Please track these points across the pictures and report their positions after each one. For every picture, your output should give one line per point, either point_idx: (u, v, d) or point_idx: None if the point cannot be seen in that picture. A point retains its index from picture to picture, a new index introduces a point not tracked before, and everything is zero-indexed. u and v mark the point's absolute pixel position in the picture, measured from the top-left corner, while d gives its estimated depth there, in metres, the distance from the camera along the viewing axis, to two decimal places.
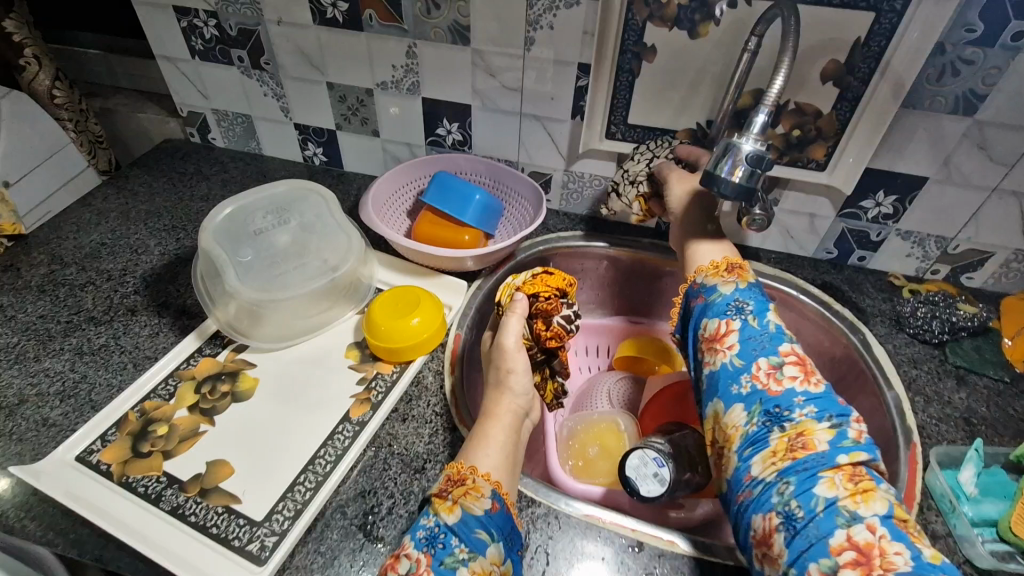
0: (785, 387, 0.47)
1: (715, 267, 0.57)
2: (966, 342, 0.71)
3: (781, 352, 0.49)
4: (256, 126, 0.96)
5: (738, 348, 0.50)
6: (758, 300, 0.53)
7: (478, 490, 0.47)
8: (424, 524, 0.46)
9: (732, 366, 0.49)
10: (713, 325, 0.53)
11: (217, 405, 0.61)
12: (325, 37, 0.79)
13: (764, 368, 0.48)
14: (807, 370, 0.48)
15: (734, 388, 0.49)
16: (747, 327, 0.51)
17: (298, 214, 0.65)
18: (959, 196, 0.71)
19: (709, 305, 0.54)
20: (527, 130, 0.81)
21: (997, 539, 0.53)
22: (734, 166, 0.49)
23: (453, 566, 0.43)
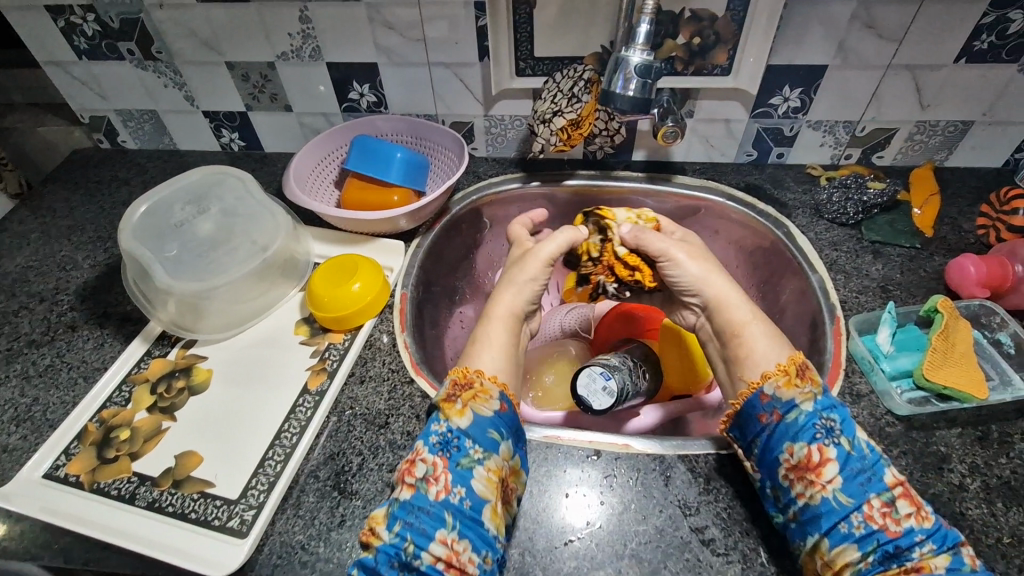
0: (902, 526, 0.44)
1: (785, 372, 0.51)
2: (879, 217, 0.75)
3: (886, 484, 0.46)
4: (165, 120, 0.92)
5: (842, 484, 0.46)
6: (843, 413, 0.49)
7: (486, 393, 0.52)
8: (436, 429, 0.50)
9: (838, 503, 0.46)
10: (803, 451, 0.48)
11: (176, 401, 0.62)
12: (212, 14, 0.76)
13: (876, 504, 0.45)
14: (915, 500, 0.45)
15: (843, 528, 0.45)
16: (844, 456, 0.47)
17: (216, 201, 0.64)
18: (858, 79, 0.74)
19: (790, 428, 0.49)
20: (439, 80, 0.80)
21: (914, 387, 0.58)
22: (626, 80, 0.52)
23: (468, 466, 0.48)
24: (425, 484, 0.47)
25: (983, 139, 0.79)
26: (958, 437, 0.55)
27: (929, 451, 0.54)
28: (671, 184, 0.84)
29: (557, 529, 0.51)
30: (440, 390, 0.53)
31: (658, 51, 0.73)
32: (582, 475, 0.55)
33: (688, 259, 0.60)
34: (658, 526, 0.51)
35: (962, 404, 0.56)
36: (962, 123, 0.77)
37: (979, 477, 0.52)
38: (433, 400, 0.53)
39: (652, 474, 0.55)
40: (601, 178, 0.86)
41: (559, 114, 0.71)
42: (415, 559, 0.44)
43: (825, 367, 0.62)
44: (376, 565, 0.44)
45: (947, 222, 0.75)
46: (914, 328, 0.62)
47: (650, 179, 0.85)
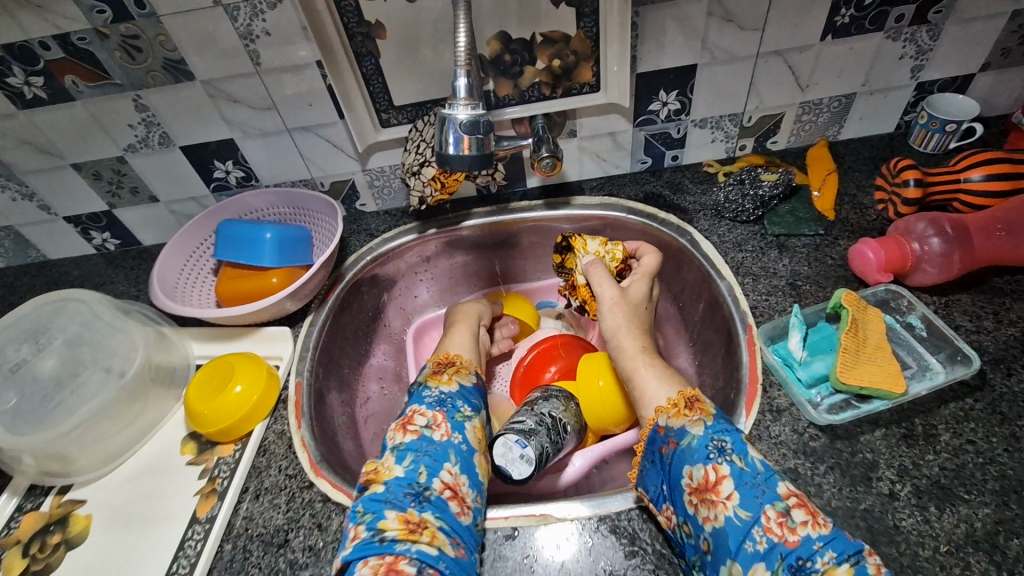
0: (800, 535, 0.42)
1: (676, 405, 0.52)
2: (781, 208, 0.73)
3: (780, 495, 0.45)
4: (25, 233, 0.85)
5: (740, 499, 0.45)
6: (735, 434, 0.49)
7: (466, 369, 0.62)
8: (428, 393, 0.57)
9: (739, 521, 0.44)
10: (700, 472, 0.47)
11: (50, 561, 0.55)
12: (39, 119, 0.70)
13: (772, 515, 0.43)
14: (812, 509, 0.44)
15: (748, 547, 0.43)
16: (737, 472, 0.46)
17: (58, 331, 0.59)
18: (731, 72, 0.71)
19: (685, 453, 0.49)
20: (303, 144, 0.75)
21: (833, 392, 0.55)
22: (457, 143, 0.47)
23: (463, 420, 0.55)
24: (429, 430, 0.53)
25: (869, 109, 0.77)
26: (883, 440, 0.52)
27: (855, 461, 0.51)
28: (570, 207, 0.81)
29: None
30: (425, 368, 0.61)
31: (521, 79, 0.69)
32: (501, 560, 0.50)
33: (611, 309, 0.63)
34: None
35: (883, 402, 0.53)
36: (845, 96, 0.75)
37: (909, 481, 0.49)
38: (419, 378, 0.60)
39: (573, 544, 0.50)
40: (497, 213, 0.81)
41: (427, 164, 0.66)
42: (427, 487, 0.48)
43: (742, 383, 0.59)
44: (388, 494, 0.47)
45: (847, 200, 0.74)
46: (826, 326, 0.59)
47: (549, 205, 0.81)
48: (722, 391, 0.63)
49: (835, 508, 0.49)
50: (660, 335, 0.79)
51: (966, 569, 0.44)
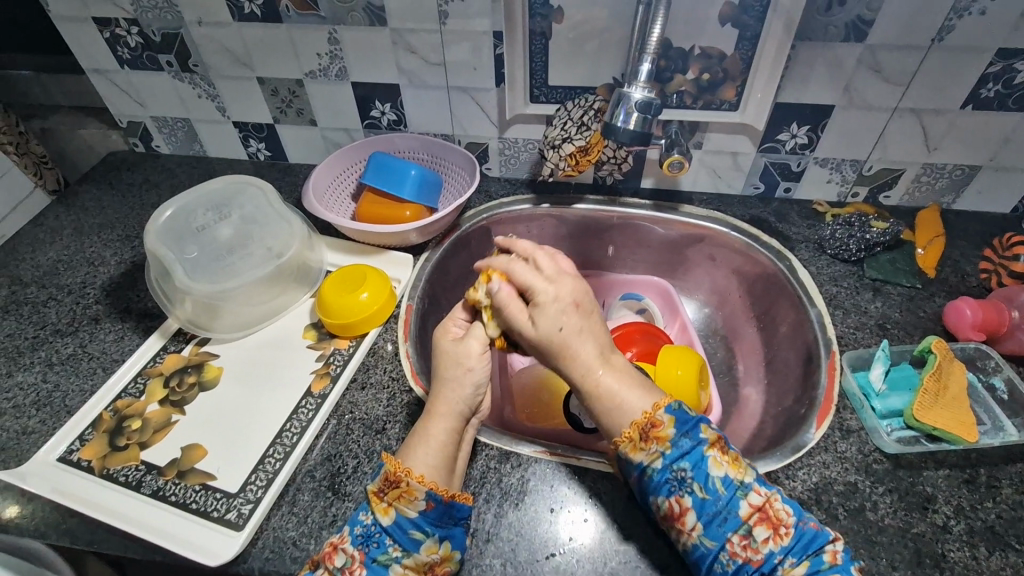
0: (763, 553, 0.46)
1: (631, 438, 0.50)
2: (882, 256, 0.76)
3: (742, 517, 0.47)
4: (196, 129, 0.97)
5: (704, 530, 0.47)
6: (694, 456, 0.49)
7: (412, 494, 0.50)
8: (362, 519, 0.51)
9: (705, 548, 0.47)
10: (665, 503, 0.49)
11: (186, 395, 0.64)
12: (246, 33, 0.81)
13: (736, 540, 0.47)
14: (775, 522, 0.47)
15: (716, 569, 0.47)
16: (699, 502, 0.48)
17: (237, 208, 0.69)
18: (865, 120, 0.75)
19: (649, 484, 0.50)
20: (456, 102, 0.83)
21: (904, 426, 0.59)
22: (628, 114, 0.61)
23: (386, 563, 0.49)
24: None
25: (990, 185, 0.79)
26: (945, 479, 0.55)
27: (914, 490, 0.55)
28: (677, 213, 0.86)
29: (539, 543, 0.53)
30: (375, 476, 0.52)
31: (668, 85, 0.75)
32: (569, 491, 0.56)
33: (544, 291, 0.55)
34: (639, 548, 0.52)
35: (952, 446, 0.57)
36: (970, 167, 0.78)
37: (963, 519, 0.52)
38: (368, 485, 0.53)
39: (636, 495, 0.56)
40: (608, 203, 0.88)
41: (569, 141, 0.73)
42: None
43: (817, 401, 0.63)
44: None
45: (949, 264, 0.76)
46: (908, 367, 0.63)
47: (657, 206, 0.87)
48: (791, 408, 0.67)
49: (887, 524, 0.52)
50: (740, 360, 0.84)
51: None
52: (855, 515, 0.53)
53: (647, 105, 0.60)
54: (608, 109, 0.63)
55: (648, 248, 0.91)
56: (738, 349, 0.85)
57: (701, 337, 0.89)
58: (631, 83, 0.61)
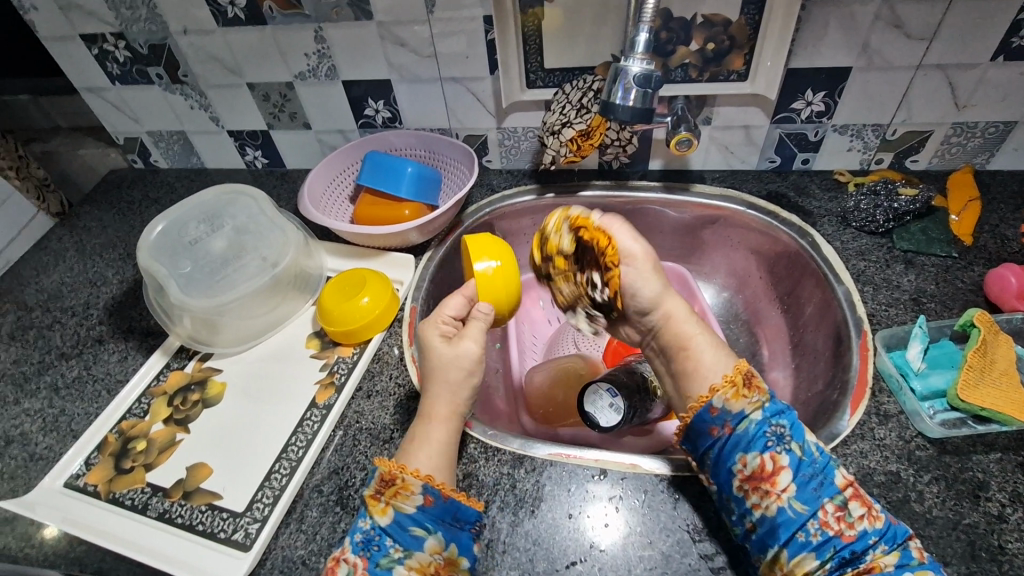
0: (857, 529, 0.46)
1: (734, 384, 0.52)
2: (912, 225, 0.71)
3: (839, 487, 0.48)
4: (192, 141, 0.96)
5: (796, 491, 0.48)
6: (789, 417, 0.51)
7: (408, 489, 0.49)
8: (361, 526, 0.49)
9: (793, 513, 0.48)
10: (756, 460, 0.50)
11: (190, 413, 0.63)
12: (232, 38, 0.79)
13: (831, 510, 0.47)
14: (867, 501, 0.47)
15: (800, 537, 0.47)
16: (795, 461, 0.49)
17: (230, 218, 0.68)
18: (886, 81, 0.70)
19: (740, 438, 0.50)
20: (450, 94, 0.80)
21: (948, 408, 0.54)
22: (627, 90, 0.57)
23: (388, 566, 0.48)
24: None
25: None
26: (997, 463, 0.51)
27: (963, 477, 0.50)
28: (689, 193, 0.81)
29: (559, 551, 0.50)
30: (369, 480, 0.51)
31: (671, 58, 0.71)
32: (587, 496, 0.53)
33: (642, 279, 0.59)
34: (664, 551, 0.49)
35: (1003, 426, 0.52)
36: (1004, 123, 0.72)
37: (1021, 506, 0.48)
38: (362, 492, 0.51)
39: (659, 496, 0.52)
40: (616, 188, 0.83)
41: (568, 126, 0.70)
42: None
43: (849, 386, 0.59)
44: None
45: (987, 229, 0.71)
46: (949, 344, 0.58)
47: (668, 188, 0.82)
48: (823, 394, 0.63)
49: (935, 516, 0.48)
50: (765, 345, 0.79)
51: None
52: (899, 507, 0.49)
53: (646, 78, 0.56)
54: (605, 86, 0.59)
55: (660, 232, 0.87)
56: (762, 334, 0.80)
57: (721, 323, 0.85)
58: (627, 56, 0.57)
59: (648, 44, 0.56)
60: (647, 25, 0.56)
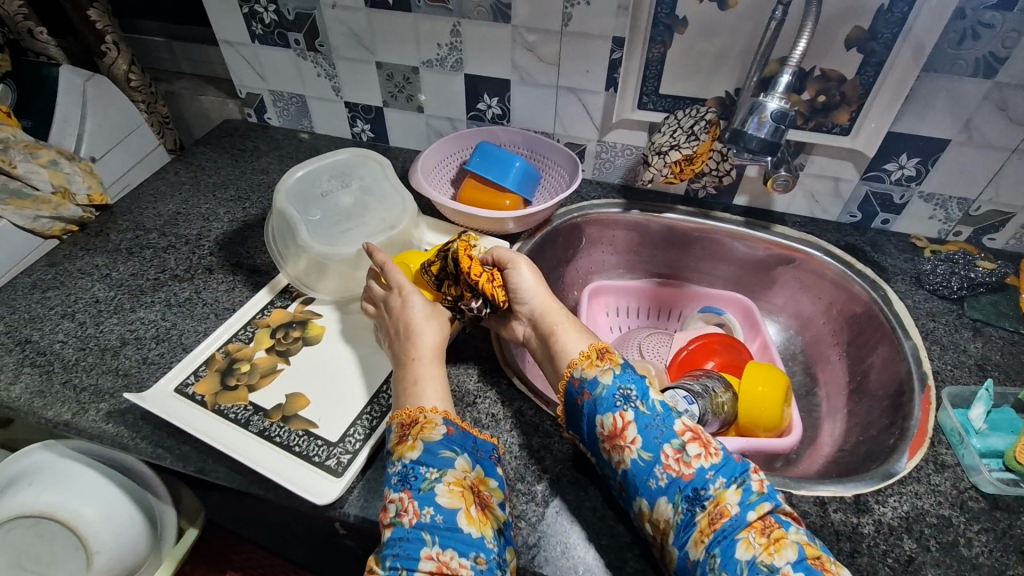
0: (694, 467, 0.47)
1: (589, 357, 0.55)
2: (984, 297, 0.75)
3: (677, 432, 0.49)
4: (308, 105, 1.03)
5: (642, 443, 0.49)
6: (640, 380, 0.53)
7: (431, 422, 0.53)
8: (393, 470, 0.51)
9: (643, 462, 0.49)
10: (609, 421, 0.51)
11: (291, 347, 0.69)
12: (376, 19, 0.86)
13: (670, 453, 0.48)
14: (705, 440, 0.48)
15: (652, 485, 0.48)
16: (640, 416, 0.50)
17: (357, 179, 0.73)
18: (982, 158, 0.74)
19: (597, 401, 0.52)
20: (563, 102, 0.86)
21: (1003, 468, 0.58)
22: (760, 123, 0.62)
23: (429, 487, 0.49)
24: (398, 518, 0.48)
25: None
26: None
27: (1011, 533, 0.53)
28: (769, 232, 0.86)
29: (623, 530, 0.54)
30: (391, 431, 0.54)
31: None
32: None
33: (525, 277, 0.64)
34: None
35: None
36: None
37: None
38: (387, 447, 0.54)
39: None
40: (699, 216, 0.88)
41: (676, 148, 0.75)
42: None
43: (909, 431, 0.62)
44: None
45: None
46: (1009, 410, 0.61)
47: (748, 224, 0.86)
48: (879, 438, 0.67)
49: (982, 563, 0.51)
50: (821, 387, 0.83)
51: None
52: (949, 549, 0.52)
53: (783, 114, 0.61)
54: (739, 116, 0.64)
55: (732, 264, 0.91)
56: (818, 375, 0.84)
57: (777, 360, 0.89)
58: (768, 92, 0.62)
59: (790, 85, 0.62)
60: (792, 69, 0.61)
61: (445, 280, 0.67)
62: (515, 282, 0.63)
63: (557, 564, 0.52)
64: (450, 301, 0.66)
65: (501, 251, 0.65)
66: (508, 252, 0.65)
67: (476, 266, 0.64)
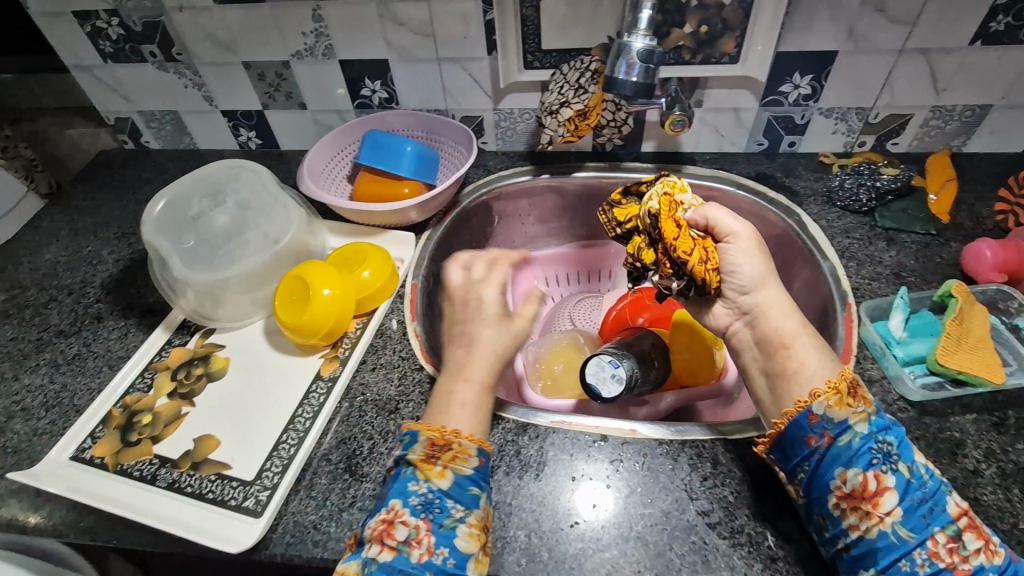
0: (972, 564, 0.42)
1: (838, 391, 0.46)
2: (893, 204, 0.75)
3: (952, 515, 0.43)
4: (185, 120, 0.95)
5: (902, 517, 0.43)
6: (898, 434, 0.46)
7: (466, 452, 0.51)
8: (414, 490, 0.48)
9: (899, 539, 0.43)
10: (857, 478, 0.44)
11: (194, 387, 0.64)
12: (229, 16, 0.78)
13: (942, 540, 0.42)
14: (982, 532, 0.43)
15: (904, 567, 0.42)
16: (904, 483, 0.44)
17: (232, 193, 0.68)
18: (871, 64, 0.73)
19: (842, 452, 0.45)
20: (448, 74, 0.81)
21: (927, 372, 0.57)
22: (629, 66, 0.58)
23: (452, 526, 0.47)
24: (406, 547, 0.45)
25: (1003, 124, 0.77)
26: (973, 423, 0.54)
27: (942, 436, 0.53)
28: (681, 175, 0.84)
29: (563, 511, 0.52)
30: (416, 446, 0.51)
31: (665, 41, 0.73)
32: (591, 461, 0.55)
33: (755, 253, 0.54)
34: (663, 510, 0.51)
35: (977, 388, 0.55)
36: (980, 107, 0.75)
37: (995, 462, 0.51)
38: (405, 457, 0.50)
39: (658, 458, 0.55)
40: (609, 170, 0.85)
41: (567, 105, 0.71)
42: None
43: (835, 352, 0.62)
44: None
45: (964, 208, 0.74)
46: (927, 313, 0.61)
47: (660, 170, 0.84)
48: None
49: None
50: None
51: None
52: None
53: (649, 53, 0.58)
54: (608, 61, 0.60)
55: None
56: None
57: None
58: (629, 32, 0.59)
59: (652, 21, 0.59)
60: (649, 2, 0.58)
61: (643, 245, 0.62)
62: (732, 261, 0.54)
63: (499, 560, 0.50)
64: (636, 264, 0.63)
65: (722, 218, 0.55)
66: (730, 222, 0.55)
67: (685, 240, 0.55)
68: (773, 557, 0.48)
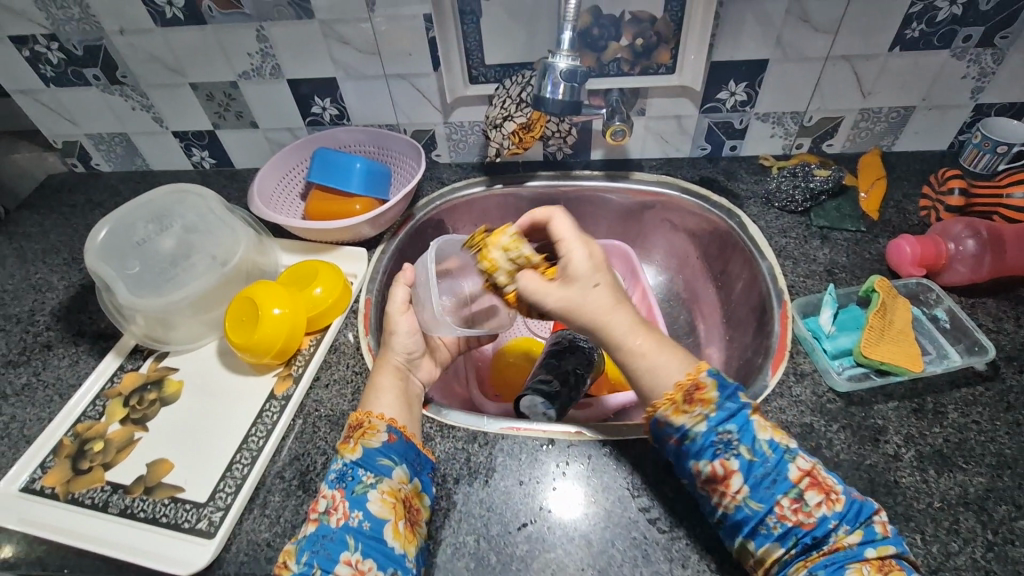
0: (815, 517, 0.46)
1: (674, 401, 0.50)
2: (827, 204, 0.78)
3: (794, 480, 0.47)
4: (135, 142, 0.95)
5: (751, 492, 0.47)
6: (740, 418, 0.49)
7: (373, 428, 0.54)
8: (335, 469, 0.52)
9: (752, 510, 0.46)
10: (707, 468, 0.48)
11: (147, 412, 0.64)
12: (172, 38, 0.78)
13: (787, 503, 0.46)
14: (825, 487, 0.47)
15: (761, 530, 0.46)
16: (746, 465, 0.47)
17: (178, 218, 0.69)
18: (800, 71, 0.76)
19: (691, 448, 0.49)
20: (396, 90, 0.82)
21: (854, 364, 0.61)
22: (555, 84, 0.61)
23: (363, 491, 0.50)
24: (326, 515, 0.49)
25: (926, 123, 0.81)
26: (895, 410, 0.57)
27: (866, 424, 0.57)
28: (628, 181, 0.86)
29: (511, 515, 0.54)
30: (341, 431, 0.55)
31: (603, 53, 0.75)
32: (539, 465, 0.57)
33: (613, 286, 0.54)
34: (605, 509, 0.53)
35: (898, 377, 0.59)
36: (904, 108, 0.79)
37: (913, 446, 0.55)
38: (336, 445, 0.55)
39: (603, 458, 0.57)
40: (560, 178, 0.87)
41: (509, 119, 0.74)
42: None
43: (772, 349, 0.65)
44: None
45: (892, 205, 0.78)
46: (855, 308, 0.65)
47: (608, 176, 0.87)
48: (750, 359, 0.70)
49: (842, 459, 0.54)
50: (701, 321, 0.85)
51: (954, 523, 0.50)
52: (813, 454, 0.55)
53: (571, 72, 0.60)
54: (535, 81, 0.63)
55: (603, 219, 0.91)
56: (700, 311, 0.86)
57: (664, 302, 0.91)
58: (554, 52, 0.61)
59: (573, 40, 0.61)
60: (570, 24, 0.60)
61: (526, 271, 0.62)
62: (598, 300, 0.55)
63: (449, 566, 0.51)
64: None
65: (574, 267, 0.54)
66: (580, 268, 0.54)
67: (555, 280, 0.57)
68: (709, 547, 0.51)
